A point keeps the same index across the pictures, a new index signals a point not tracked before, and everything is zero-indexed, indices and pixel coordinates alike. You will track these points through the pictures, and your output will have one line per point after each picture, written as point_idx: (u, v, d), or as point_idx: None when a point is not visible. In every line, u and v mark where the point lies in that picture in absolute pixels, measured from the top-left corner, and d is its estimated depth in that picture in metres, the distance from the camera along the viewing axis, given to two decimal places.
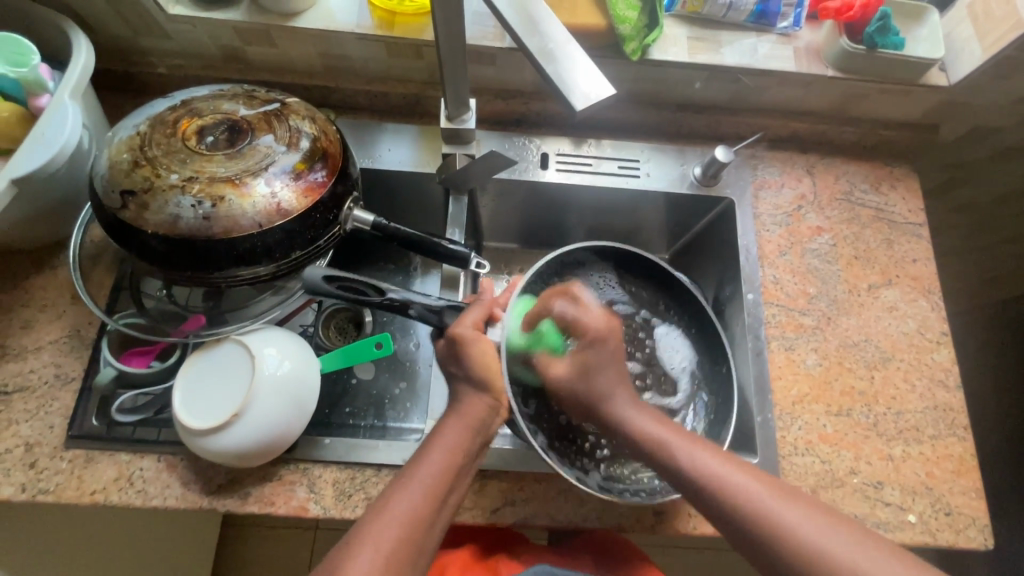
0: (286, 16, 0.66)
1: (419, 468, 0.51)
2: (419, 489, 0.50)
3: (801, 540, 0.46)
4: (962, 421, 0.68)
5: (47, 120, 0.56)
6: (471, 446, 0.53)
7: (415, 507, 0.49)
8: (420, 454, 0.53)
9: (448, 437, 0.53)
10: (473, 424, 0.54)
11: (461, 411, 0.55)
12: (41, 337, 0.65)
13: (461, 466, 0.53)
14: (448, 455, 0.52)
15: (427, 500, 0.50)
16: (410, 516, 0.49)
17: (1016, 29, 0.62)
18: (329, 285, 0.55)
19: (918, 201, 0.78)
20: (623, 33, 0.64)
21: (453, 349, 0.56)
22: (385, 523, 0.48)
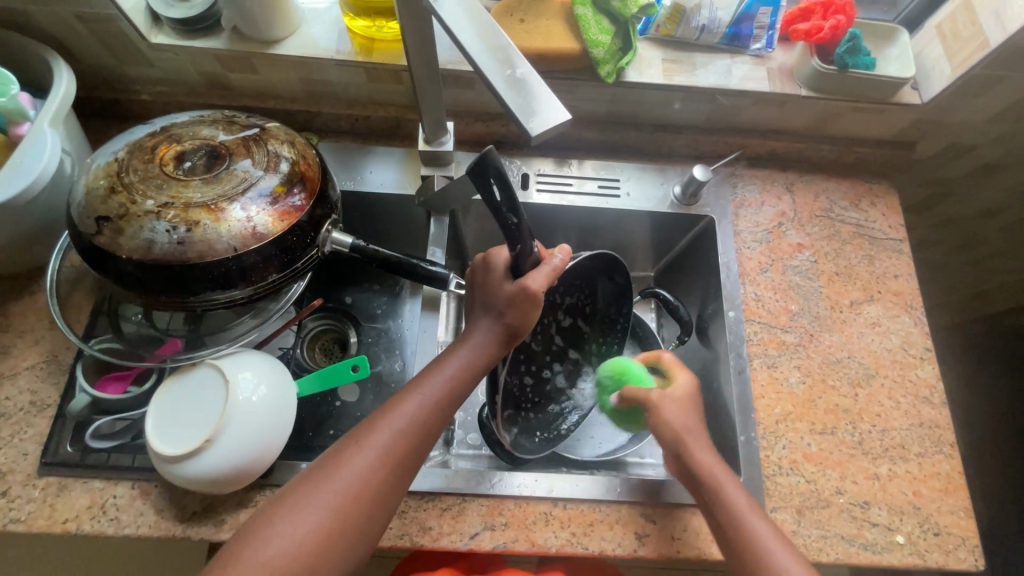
0: (267, 44, 0.67)
1: (417, 394, 0.51)
2: (412, 416, 0.50)
3: (756, 539, 0.52)
4: (948, 438, 0.67)
5: (26, 147, 0.57)
6: (473, 379, 0.53)
7: (407, 435, 0.49)
8: (419, 380, 0.52)
9: (452, 366, 0.52)
10: (480, 356, 0.53)
11: (469, 341, 0.53)
12: (18, 363, 0.65)
13: (457, 396, 0.52)
14: (448, 386, 0.52)
15: (421, 429, 0.50)
16: (400, 440, 0.48)
17: (983, 48, 0.63)
18: (489, 181, 0.43)
19: (898, 217, 0.79)
20: (596, 57, 0.65)
21: (513, 297, 0.53)
22: (377, 441, 0.48)
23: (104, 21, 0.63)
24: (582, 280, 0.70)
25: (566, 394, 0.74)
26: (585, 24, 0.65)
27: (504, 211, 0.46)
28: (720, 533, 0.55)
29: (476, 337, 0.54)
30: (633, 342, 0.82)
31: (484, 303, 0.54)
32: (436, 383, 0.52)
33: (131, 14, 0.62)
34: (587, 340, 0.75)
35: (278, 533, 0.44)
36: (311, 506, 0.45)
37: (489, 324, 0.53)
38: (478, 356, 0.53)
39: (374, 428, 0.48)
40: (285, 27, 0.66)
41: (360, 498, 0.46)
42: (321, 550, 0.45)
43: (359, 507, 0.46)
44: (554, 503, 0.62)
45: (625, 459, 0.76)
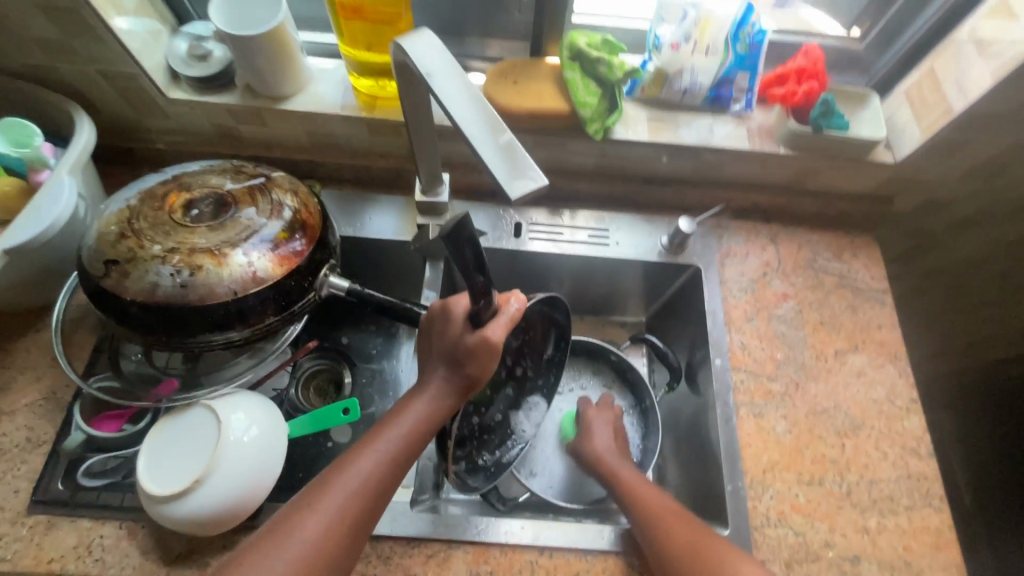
0: (277, 100, 0.71)
1: (371, 451, 0.50)
2: (367, 473, 0.49)
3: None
4: (937, 491, 0.67)
5: (45, 194, 0.60)
6: (428, 432, 0.52)
7: (362, 493, 0.48)
8: (372, 436, 0.51)
9: (409, 419, 0.52)
10: (439, 407, 0.53)
11: (427, 389, 0.53)
12: (17, 400, 0.66)
13: (416, 450, 0.52)
14: (405, 440, 0.51)
15: (378, 486, 0.49)
16: (354, 500, 0.47)
17: (947, 114, 0.67)
18: (462, 246, 0.41)
19: (881, 269, 0.81)
20: (584, 116, 0.69)
21: (473, 349, 0.52)
22: (328, 504, 0.46)
23: (126, 79, 0.67)
24: (533, 324, 0.63)
25: (509, 429, 0.66)
26: (574, 87, 0.69)
27: (472, 270, 0.44)
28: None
29: (433, 385, 0.53)
30: (624, 389, 0.84)
31: (442, 351, 0.54)
32: (391, 438, 0.51)
33: (151, 71, 0.67)
34: (525, 378, 0.66)
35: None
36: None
37: (445, 373, 0.53)
38: (438, 405, 0.53)
39: (326, 488, 0.47)
40: (295, 86, 0.71)
41: (313, 565, 0.44)
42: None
43: (313, 573, 0.44)
44: (541, 552, 0.62)
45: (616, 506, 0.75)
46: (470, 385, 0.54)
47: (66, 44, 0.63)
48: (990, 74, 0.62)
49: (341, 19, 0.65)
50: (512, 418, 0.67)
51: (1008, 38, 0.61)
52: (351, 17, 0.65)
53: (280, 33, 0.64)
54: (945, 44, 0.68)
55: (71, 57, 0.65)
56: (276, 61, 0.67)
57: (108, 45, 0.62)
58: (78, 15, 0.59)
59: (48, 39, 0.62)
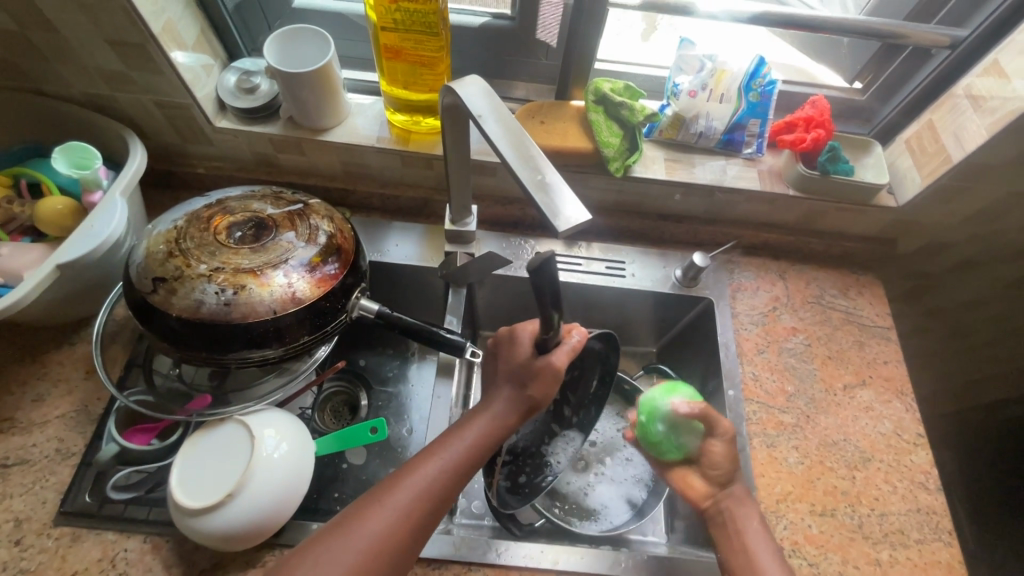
0: (317, 131, 0.76)
1: (436, 459, 0.53)
2: (430, 477, 0.52)
3: None
4: (946, 525, 0.69)
5: (99, 215, 0.64)
6: (489, 445, 0.56)
7: (424, 496, 0.51)
8: (439, 444, 0.55)
9: (473, 431, 0.56)
10: (501, 422, 0.57)
11: (494, 403, 0.58)
12: (49, 411, 0.68)
13: (477, 461, 0.55)
14: (468, 450, 0.54)
15: (439, 491, 0.52)
16: (417, 502, 0.50)
17: (947, 162, 0.72)
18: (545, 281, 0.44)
19: (885, 307, 0.84)
20: (607, 155, 0.74)
21: (539, 372, 0.57)
22: (395, 503, 0.50)
23: (178, 107, 0.72)
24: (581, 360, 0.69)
25: (545, 459, 0.72)
26: (598, 127, 0.74)
27: (548, 301, 0.47)
28: None
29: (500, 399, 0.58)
30: (636, 417, 0.85)
31: (511, 370, 0.58)
32: (455, 449, 0.54)
33: (202, 101, 0.71)
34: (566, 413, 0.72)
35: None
36: (328, 563, 0.46)
37: (512, 391, 0.57)
38: (500, 420, 0.57)
39: (393, 487, 0.50)
40: (334, 118, 0.75)
41: (375, 558, 0.47)
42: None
43: (378, 565, 0.47)
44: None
45: (626, 534, 0.76)
46: (533, 407, 0.58)
47: (126, 74, 0.67)
48: (985, 128, 0.67)
49: (383, 59, 0.69)
50: (551, 447, 0.73)
51: (1001, 96, 0.66)
52: (392, 58, 0.69)
53: (326, 71, 0.68)
54: (943, 98, 0.74)
55: (129, 87, 0.69)
56: (319, 96, 0.70)
57: (167, 77, 0.67)
58: (143, 49, 0.63)
59: (110, 70, 0.67)
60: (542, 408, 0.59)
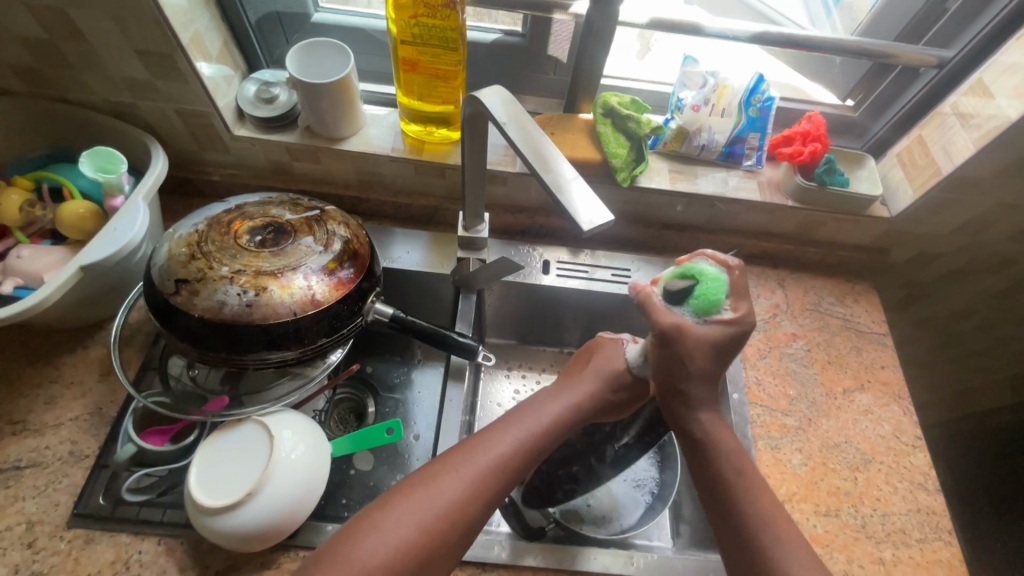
0: (333, 140, 0.78)
1: (511, 434, 0.56)
2: (504, 453, 0.55)
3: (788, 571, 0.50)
4: (946, 525, 0.70)
5: (121, 218, 0.66)
6: (562, 431, 0.59)
7: (497, 469, 0.54)
8: (512, 421, 0.57)
9: (548, 414, 0.58)
10: (585, 408, 0.60)
11: (572, 388, 0.61)
12: (62, 414, 0.68)
13: (546, 446, 0.57)
14: (541, 433, 0.57)
15: (511, 465, 0.54)
16: (491, 475, 0.53)
17: (937, 175, 0.76)
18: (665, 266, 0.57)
19: (880, 314, 0.88)
20: (615, 165, 0.77)
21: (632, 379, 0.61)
22: (466, 473, 0.53)
23: (199, 116, 0.74)
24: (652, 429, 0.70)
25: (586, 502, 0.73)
26: (606, 139, 0.78)
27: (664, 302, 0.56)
28: (736, 553, 0.53)
29: (579, 387, 0.61)
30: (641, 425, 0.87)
31: (598, 369, 0.61)
32: (528, 426, 0.57)
33: (223, 110, 0.73)
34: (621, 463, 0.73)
35: (372, 544, 0.48)
36: (406, 522, 0.49)
37: (597, 387, 0.61)
38: (574, 410, 0.59)
39: (470, 458, 0.53)
40: (350, 129, 0.78)
41: (449, 522, 0.50)
42: (408, 568, 0.48)
43: (449, 528, 0.50)
44: None
45: (632, 539, 0.77)
46: (606, 408, 0.61)
47: (151, 83, 0.69)
48: (973, 142, 0.71)
49: (401, 71, 0.72)
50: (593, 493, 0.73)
51: (986, 113, 0.70)
52: (410, 71, 0.72)
53: (345, 83, 0.71)
54: (932, 115, 0.78)
55: (152, 95, 0.71)
56: (337, 106, 0.73)
57: (191, 86, 0.69)
58: (170, 59, 0.66)
59: (136, 79, 0.69)
60: (617, 410, 0.62)
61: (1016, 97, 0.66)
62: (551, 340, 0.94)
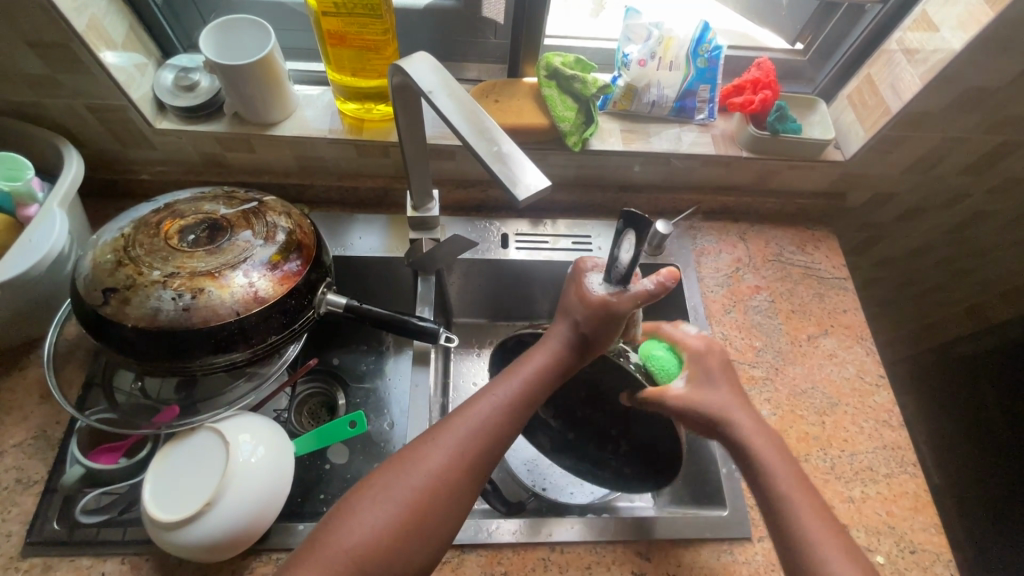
0: (265, 126, 0.73)
1: (489, 399, 0.54)
2: (486, 417, 0.53)
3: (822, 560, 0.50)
4: (911, 458, 0.72)
5: (36, 227, 0.61)
6: (540, 389, 0.56)
7: (481, 434, 0.52)
8: (490, 387, 0.55)
9: (524, 370, 0.56)
10: (559, 360, 0.57)
11: (556, 332, 0.57)
12: (4, 440, 0.64)
13: (536, 395, 0.56)
14: (520, 390, 0.55)
15: (494, 430, 0.53)
16: (473, 441, 0.51)
17: (886, 114, 0.75)
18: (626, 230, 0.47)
19: (840, 259, 0.88)
20: (564, 129, 0.75)
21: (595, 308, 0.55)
22: (448, 441, 0.51)
23: (113, 111, 0.68)
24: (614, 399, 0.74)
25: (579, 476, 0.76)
26: (552, 103, 0.75)
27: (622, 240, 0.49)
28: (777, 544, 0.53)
29: (565, 332, 0.57)
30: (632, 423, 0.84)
31: (565, 309, 0.58)
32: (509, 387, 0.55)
33: (139, 103, 0.68)
34: None
35: (356, 523, 0.47)
36: (388, 497, 0.48)
37: (569, 330, 0.57)
38: (549, 360, 0.57)
39: (449, 426, 0.52)
40: (282, 112, 0.73)
41: (433, 495, 0.49)
42: (397, 541, 0.47)
43: (437, 500, 0.49)
44: (552, 548, 0.64)
45: (614, 502, 0.77)
46: (587, 349, 0.57)
47: (52, 78, 0.64)
48: (918, 78, 0.70)
49: (327, 46, 0.68)
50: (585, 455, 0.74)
51: (931, 46, 0.69)
52: (337, 45, 0.67)
53: (268, 62, 0.66)
54: (879, 53, 0.76)
55: (58, 92, 0.65)
56: (263, 88, 0.68)
57: (99, 79, 0.64)
58: (68, 50, 0.60)
59: (33, 74, 0.63)
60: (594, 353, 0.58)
61: (960, 27, 0.65)
62: (519, 314, 0.92)
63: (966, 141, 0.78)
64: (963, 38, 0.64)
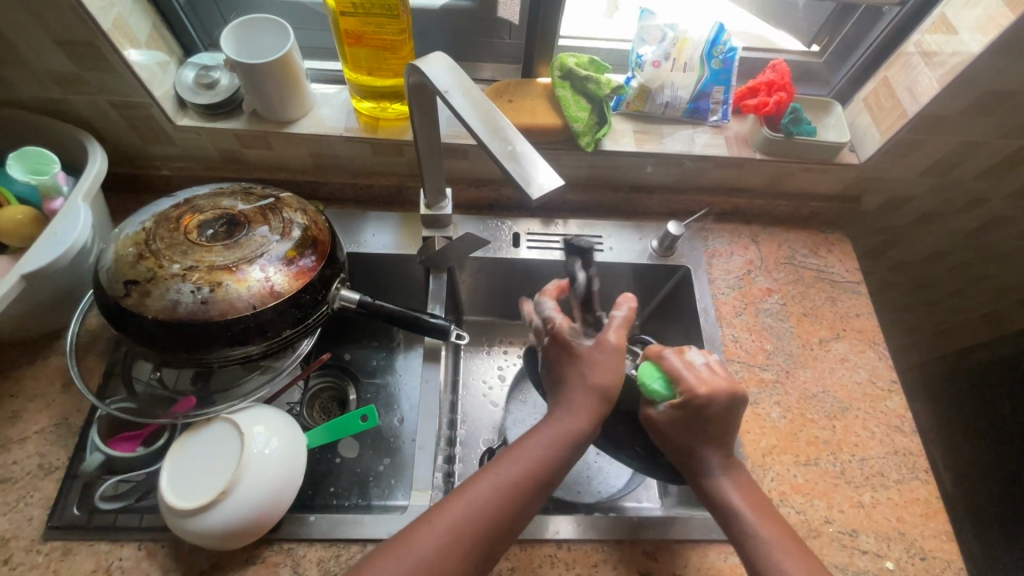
0: (283, 124, 0.75)
1: (529, 444, 0.55)
2: (523, 462, 0.54)
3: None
4: (922, 464, 0.71)
5: (61, 220, 0.63)
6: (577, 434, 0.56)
7: (483, 523, 0.50)
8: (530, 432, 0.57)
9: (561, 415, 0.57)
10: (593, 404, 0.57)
11: (551, 421, 0.57)
12: (27, 428, 0.66)
13: (543, 480, 0.54)
14: (557, 434, 0.56)
15: (532, 475, 0.54)
16: (510, 485, 0.52)
17: (902, 117, 0.74)
18: None
19: (854, 262, 0.87)
20: (577, 129, 0.75)
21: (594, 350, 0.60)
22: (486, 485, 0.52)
23: (136, 107, 0.70)
24: None
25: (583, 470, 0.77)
26: (566, 104, 0.75)
27: None
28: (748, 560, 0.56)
29: (559, 420, 0.57)
30: None
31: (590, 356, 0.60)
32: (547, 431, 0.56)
33: (161, 100, 0.70)
34: None
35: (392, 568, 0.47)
36: (409, 559, 0.48)
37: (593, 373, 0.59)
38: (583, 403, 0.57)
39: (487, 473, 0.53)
40: (299, 109, 0.74)
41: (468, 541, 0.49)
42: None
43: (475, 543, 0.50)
44: (559, 545, 0.65)
45: (621, 501, 0.78)
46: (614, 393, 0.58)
47: (78, 75, 0.65)
48: (936, 81, 0.69)
49: (345, 45, 0.69)
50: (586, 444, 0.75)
51: (949, 50, 0.68)
52: (354, 44, 0.68)
53: (286, 60, 0.67)
54: (896, 55, 0.76)
55: (83, 89, 0.67)
56: (281, 86, 0.69)
57: (123, 76, 0.65)
58: (94, 48, 0.62)
59: (60, 72, 0.65)
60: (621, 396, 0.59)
61: (979, 30, 0.64)
62: None
63: (984, 145, 0.77)
64: (983, 41, 0.64)
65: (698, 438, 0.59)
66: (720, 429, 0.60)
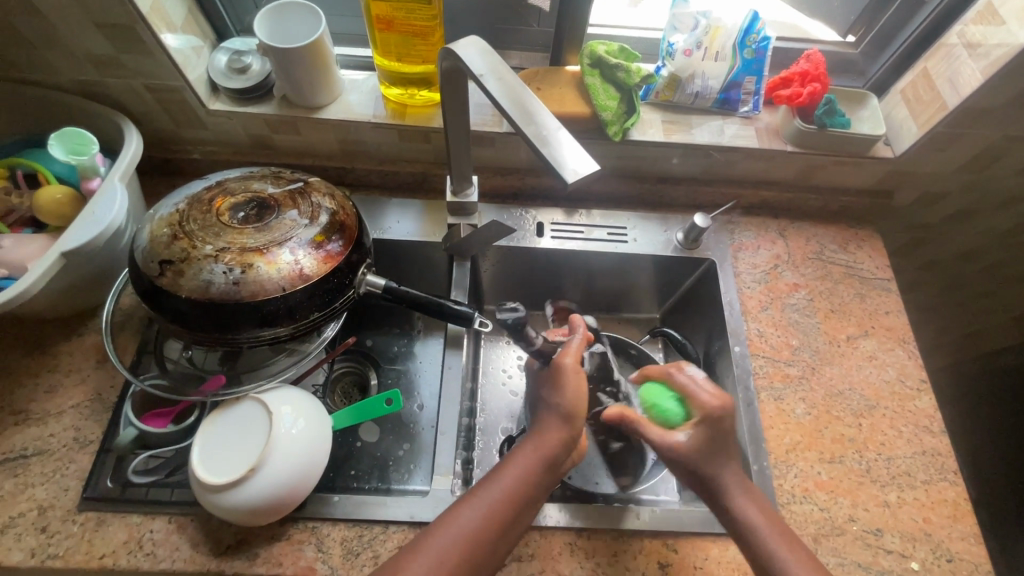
0: (312, 109, 0.75)
1: (513, 468, 0.56)
2: (507, 487, 0.54)
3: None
4: (951, 465, 0.70)
5: (99, 200, 0.65)
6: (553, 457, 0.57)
7: (464, 542, 0.51)
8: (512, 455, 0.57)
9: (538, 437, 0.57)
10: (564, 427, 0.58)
11: (532, 440, 0.58)
12: (63, 402, 0.68)
13: (529, 500, 0.55)
14: (538, 456, 0.56)
15: (519, 496, 0.54)
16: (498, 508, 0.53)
17: (942, 110, 0.72)
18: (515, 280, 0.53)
19: (884, 259, 0.86)
20: (605, 118, 0.74)
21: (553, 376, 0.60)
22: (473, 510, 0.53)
23: (170, 91, 0.71)
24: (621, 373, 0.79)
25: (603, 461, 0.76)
26: (595, 92, 0.74)
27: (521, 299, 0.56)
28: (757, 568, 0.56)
29: (539, 440, 0.57)
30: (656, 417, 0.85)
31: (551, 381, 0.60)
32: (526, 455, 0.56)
33: (195, 84, 0.71)
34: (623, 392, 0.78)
35: None
36: None
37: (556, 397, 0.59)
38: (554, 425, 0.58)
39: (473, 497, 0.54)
40: (328, 95, 0.75)
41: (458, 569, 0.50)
42: None
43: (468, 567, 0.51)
44: (579, 534, 0.65)
45: (639, 494, 0.77)
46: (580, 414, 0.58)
47: (116, 58, 0.66)
48: (980, 73, 0.67)
49: (376, 31, 0.69)
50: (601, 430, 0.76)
51: (995, 40, 0.66)
52: (385, 30, 0.68)
53: (318, 45, 0.67)
54: (937, 46, 0.74)
55: (121, 72, 0.68)
56: (312, 72, 0.70)
57: (159, 59, 0.66)
58: (132, 31, 0.63)
59: (99, 54, 0.66)
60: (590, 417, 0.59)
61: None
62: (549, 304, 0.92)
63: None
64: None
65: (713, 458, 0.59)
66: (725, 448, 0.60)
